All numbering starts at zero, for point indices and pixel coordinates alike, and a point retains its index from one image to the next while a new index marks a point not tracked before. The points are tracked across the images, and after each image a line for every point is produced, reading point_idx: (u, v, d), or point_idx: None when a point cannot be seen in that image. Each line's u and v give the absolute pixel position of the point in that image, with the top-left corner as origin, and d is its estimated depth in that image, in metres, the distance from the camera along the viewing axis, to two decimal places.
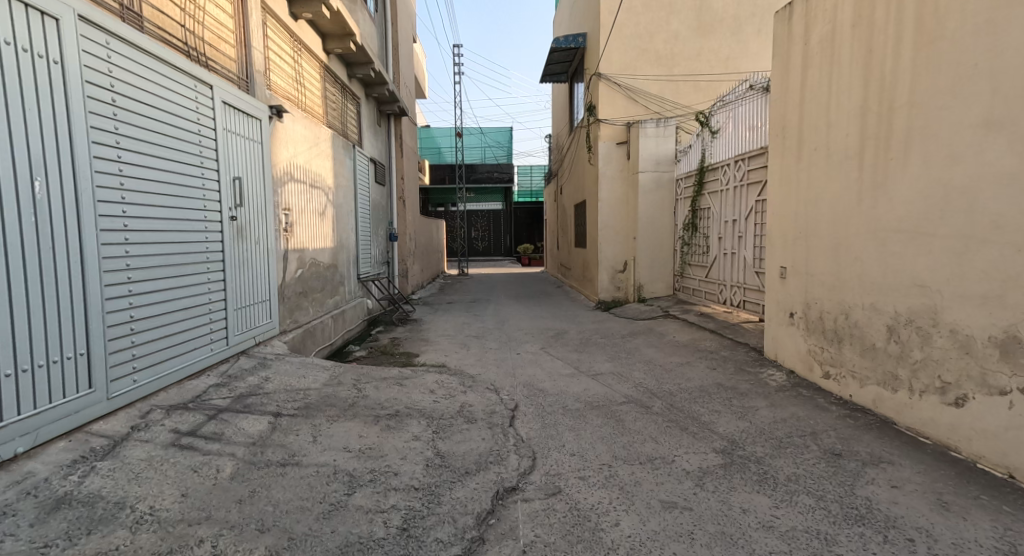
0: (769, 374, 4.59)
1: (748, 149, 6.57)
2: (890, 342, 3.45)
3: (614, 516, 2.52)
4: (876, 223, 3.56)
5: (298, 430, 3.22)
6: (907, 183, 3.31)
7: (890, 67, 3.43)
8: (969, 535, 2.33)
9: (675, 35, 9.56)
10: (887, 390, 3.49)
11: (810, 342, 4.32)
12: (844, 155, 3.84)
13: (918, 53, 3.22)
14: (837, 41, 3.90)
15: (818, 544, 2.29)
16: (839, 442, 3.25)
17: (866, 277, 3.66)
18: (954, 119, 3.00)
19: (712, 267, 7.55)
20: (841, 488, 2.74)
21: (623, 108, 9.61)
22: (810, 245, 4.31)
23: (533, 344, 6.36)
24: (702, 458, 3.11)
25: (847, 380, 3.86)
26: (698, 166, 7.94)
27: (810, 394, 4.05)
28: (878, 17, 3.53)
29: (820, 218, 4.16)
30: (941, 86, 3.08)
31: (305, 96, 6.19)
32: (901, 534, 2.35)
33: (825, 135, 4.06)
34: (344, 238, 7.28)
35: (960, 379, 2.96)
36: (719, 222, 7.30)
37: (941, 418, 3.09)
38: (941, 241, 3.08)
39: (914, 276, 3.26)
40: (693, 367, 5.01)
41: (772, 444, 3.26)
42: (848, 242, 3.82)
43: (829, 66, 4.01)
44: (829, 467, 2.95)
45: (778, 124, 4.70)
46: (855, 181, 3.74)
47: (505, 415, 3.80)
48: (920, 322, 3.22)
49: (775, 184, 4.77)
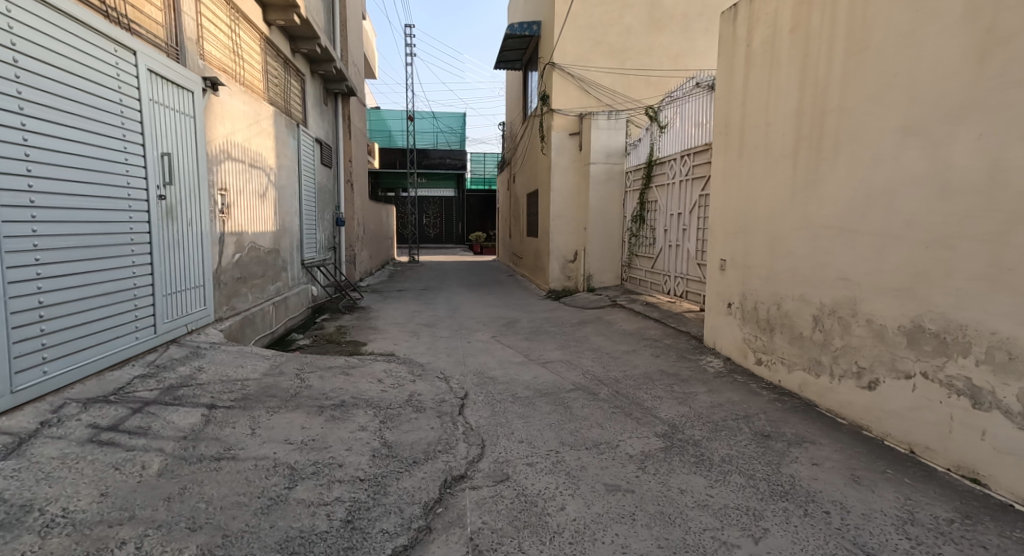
0: (709, 361, 4.83)
1: (693, 145, 6.81)
2: (815, 330, 3.71)
3: (560, 500, 2.60)
4: (808, 219, 3.78)
5: (235, 422, 3.13)
6: (836, 182, 3.53)
7: (824, 71, 3.62)
8: (876, 505, 2.55)
9: (628, 28, 9.72)
10: (811, 375, 3.75)
11: (745, 330, 4.56)
12: (782, 153, 4.05)
13: (848, 59, 3.42)
14: (777, 44, 4.09)
15: (747, 520, 2.46)
16: (769, 424, 3.46)
17: (799, 270, 3.88)
18: (876, 124, 3.23)
19: (658, 259, 7.80)
20: (769, 466, 2.93)
21: (575, 98, 9.72)
22: (748, 239, 4.53)
23: (485, 332, 6.41)
24: (644, 442, 3.25)
25: (777, 365, 4.12)
26: (646, 159, 8.16)
27: (744, 380, 4.30)
28: (813, 24, 3.73)
29: (759, 215, 4.36)
30: (868, 90, 3.28)
31: (243, 70, 5.91)
32: (819, 507, 2.54)
33: (765, 134, 4.26)
34: (287, 221, 7.06)
35: (874, 364, 3.22)
36: (665, 215, 7.54)
37: (857, 401, 3.35)
38: (863, 238, 3.31)
39: (839, 270, 3.50)
40: (638, 355, 5.20)
41: (709, 428, 3.44)
42: (783, 237, 4.05)
43: (770, 67, 4.19)
44: (759, 448, 3.15)
45: (722, 122, 4.92)
46: (792, 177, 3.95)
47: (455, 404, 3.82)
48: (842, 312, 3.47)
49: (719, 179, 4.97)
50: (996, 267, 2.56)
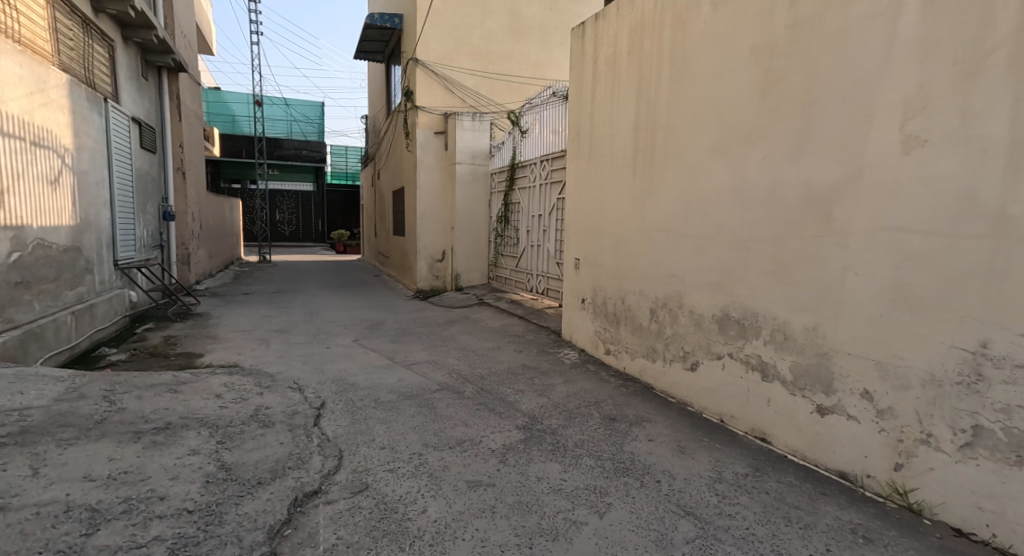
0: (565, 354, 5.19)
1: (551, 151, 7.22)
2: (651, 321, 4.18)
3: (421, 504, 2.65)
4: (646, 223, 4.24)
5: (6, 462, 2.62)
6: (666, 191, 4.01)
7: (655, 92, 4.10)
8: (696, 469, 2.97)
9: (490, 33, 9.99)
10: (649, 361, 4.22)
11: (596, 323, 4.97)
12: (624, 163, 4.49)
13: (673, 84, 3.91)
14: (618, 64, 4.52)
15: (595, 497, 2.72)
16: (615, 408, 3.84)
17: (639, 269, 4.33)
18: (694, 142, 3.73)
19: (521, 258, 8.15)
20: (614, 446, 3.26)
21: (440, 97, 9.78)
22: (598, 240, 4.94)
23: (346, 337, 6.20)
24: (505, 435, 3.42)
25: (622, 354, 4.57)
26: (509, 162, 8.47)
27: (595, 369, 4.71)
28: (646, 50, 4.19)
29: (606, 218, 4.79)
30: (688, 111, 3.78)
31: (22, 24, 4.86)
32: (652, 477, 2.89)
33: (610, 145, 4.69)
34: (91, 214, 6.14)
35: (695, 348, 3.73)
36: (527, 216, 7.91)
37: (683, 381, 3.86)
38: (687, 240, 3.81)
39: (670, 268, 3.98)
40: (502, 351, 5.41)
41: (563, 416, 3.72)
42: (626, 239, 4.49)
43: (612, 84, 4.62)
44: (606, 430, 3.48)
45: (574, 131, 5.30)
46: (632, 185, 4.40)
47: (309, 415, 3.68)
48: (671, 304, 3.96)
49: (573, 184, 5.36)
50: (777, 265, 3.12)
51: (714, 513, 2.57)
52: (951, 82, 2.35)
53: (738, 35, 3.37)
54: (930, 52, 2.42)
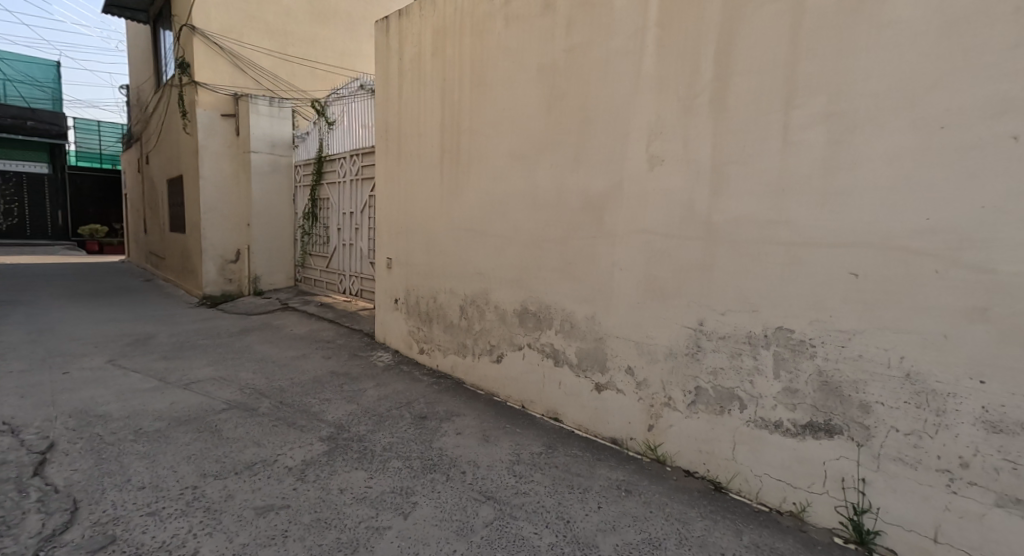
0: (378, 356, 5.13)
1: (362, 146, 6.98)
2: (461, 318, 4.35)
3: (190, 545, 2.39)
4: (454, 222, 4.38)
5: None
6: (471, 191, 4.19)
7: (457, 95, 4.25)
8: (499, 455, 3.20)
9: (288, 12, 9.25)
10: (460, 357, 4.40)
11: (409, 323, 5.00)
12: (432, 163, 4.57)
13: (474, 88, 4.10)
14: (422, 63, 4.58)
15: (400, 500, 2.76)
16: (426, 406, 3.93)
17: (449, 267, 4.46)
18: (494, 145, 3.96)
19: (332, 258, 7.77)
20: (422, 444, 3.34)
21: (226, 74, 8.70)
22: (409, 239, 4.96)
23: (94, 358, 5.20)
24: (306, 450, 3.27)
25: (435, 351, 4.68)
26: (315, 155, 7.99)
27: (409, 369, 4.74)
28: (448, 52, 4.31)
29: (416, 217, 4.83)
30: (486, 117, 4.01)
31: None
32: (457, 469, 3.04)
33: (417, 143, 4.73)
34: None
35: (500, 341, 3.99)
36: (337, 213, 7.55)
37: (491, 373, 4.11)
38: (491, 239, 4.04)
39: (477, 265, 4.18)
40: (308, 359, 5.11)
41: (373, 421, 3.68)
42: (436, 238, 4.59)
43: (417, 83, 4.66)
44: (416, 429, 3.55)
45: (381, 126, 5.22)
46: (440, 185, 4.50)
47: (26, 463, 3.03)
48: (478, 300, 4.17)
49: (382, 181, 5.28)
50: (564, 262, 3.49)
51: (512, 493, 2.80)
52: (679, 111, 2.88)
53: (526, 50, 3.67)
54: (664, 86, 2.94)
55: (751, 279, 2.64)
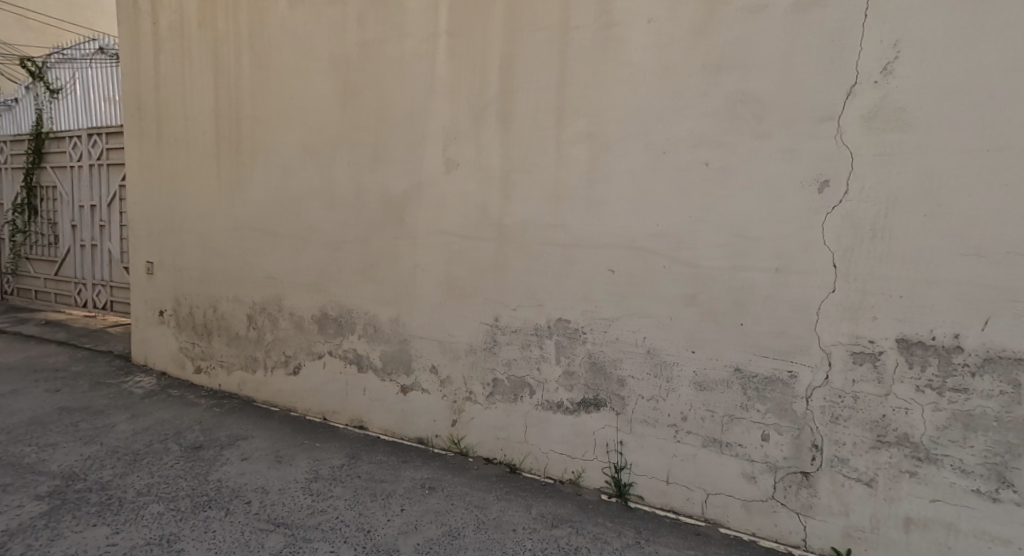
0: (137, 382, 4.39)
1: (105, 125, 5.86)
2: (249, 329, 3.99)
3: None
4: (236, 221, 3.99)
5: None
6: (256, 187, 3.86)
7: (235, 80, 3.88)
8: (291, 476, 3.03)
9: None
10: (249, 372, 4.04)
11: (181, 339, 4.40)
12: (206, 153, 4.09)
13: (255, 74, 3.79)
14: (188, 38, 4.06)
15: (161, 548, 2.41)
16: (202, 435, 3.52)
17: (232, 271, 4.05)
18: (282, 138, 3.72)
19: (65, 263, 6.38)
20: (195, 479, 2.99)
21: None
22: (178, 239, 4.34)
23: None
24: (13, 514, 2.61)
25: (217, 370, 4.21)
26: (35, 129, 6.46)
27: (181, 394, 4.18)
28: (221, 30, 3.90)
29: (186, 215, 4.25)
30: (273, 108, 3.74)
31: None
32: (240, 500, 2.80)
33: (185, 130, 4.17)
34: None
35: (297, 351, 3.77)
36: (70, 206, 6.21)
37: (286, 387, 3.87)
38: (283, 239, 3.78)
39: (267, 268, 3.87)
40: (24, 394, 4.09)
41: (125, 462, 3.14)
42: (214, 239, 4.11)
43: (183, 60, 4.11)
44: (189, 463, 3.16)
45: (132, 105, 4.45)
46: (217, 179, 4.05)
47: None
48: (270, 308, 3.87)
49: (135, 171, 4.50)
50: (364, 264, 3.45)
51: (306, 514, 2.68)
52: (470, 119, 3.07)
53: (315, 41, 3.52)
54: (457, 93, 3.10)
55: (536, 275, 2.93)
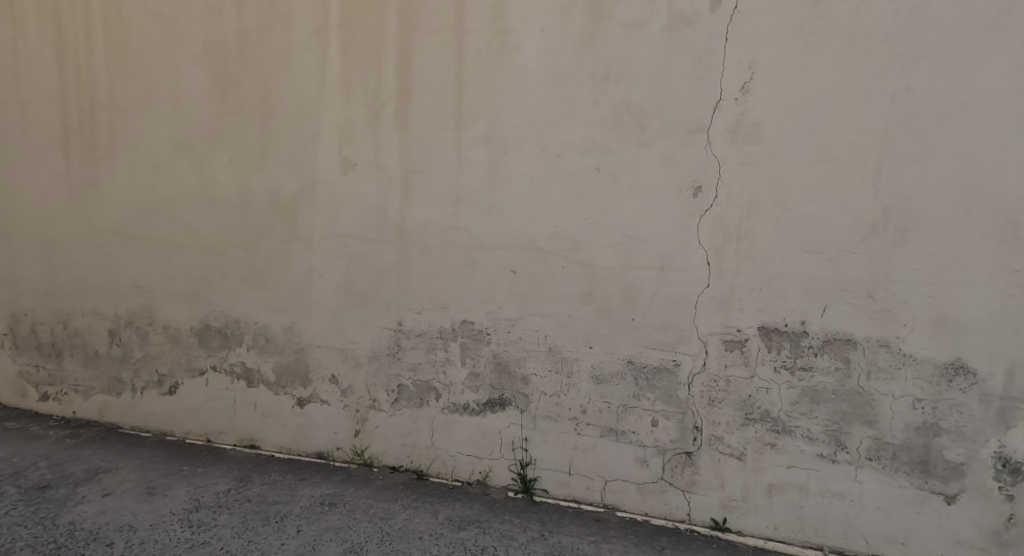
0: None
1: None
2: (111, 346, 3.52)
3: None
4: (90, 223, 3.49)
5: None
6: (115, 185, 3.41)
7: (85, 62, 3.41)
8: (165, 508, 2.72)
9: None
10: (111, 396, 3.56)
11: (20, 362, 3.73)
12: (46, 144, 3.52)
13: (111, 57, 3.35)
14: (19, 8, 3.47)
15: None
16: (49, 471, 3.03)
17: (85, 281, 3.53)
18: (148, 131, 3.33)
19: None
20: (40, 525, 2.56)
21: None
22: (9, 245, 3.68)
23: None
24: None
25: (70, 395, 3.64)
26: None
27: (21, 426, 3.56)
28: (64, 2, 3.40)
29: (20, 216, 3.63)
30: (135, 96, 3.33)
31: None
32: (101, 543, 2.45)
33: (17, 115, 3.56)
34: None
35: (172, 369, 3.40)
36: None
37: (159, 409, 3.47)
38: (151, 244, 3.38)
39: (131, 277, 3.44)
40: None
41: None
42: (60, 244, 3.56)
43: (12, 34, 3.51)
44: (31, 506, 2.71)
45: None
46: (62, 175, 3.51)
47: None
48: (138, 321, 3.45)
49: None
50: (251, 270, 3.20)
51: (183, 550, 2.42)
52: (366, 118, 2.99)
53: (186, 24, 3.20)
54: (351, 90, 3.00)
55: (439, 278, 2.93)
